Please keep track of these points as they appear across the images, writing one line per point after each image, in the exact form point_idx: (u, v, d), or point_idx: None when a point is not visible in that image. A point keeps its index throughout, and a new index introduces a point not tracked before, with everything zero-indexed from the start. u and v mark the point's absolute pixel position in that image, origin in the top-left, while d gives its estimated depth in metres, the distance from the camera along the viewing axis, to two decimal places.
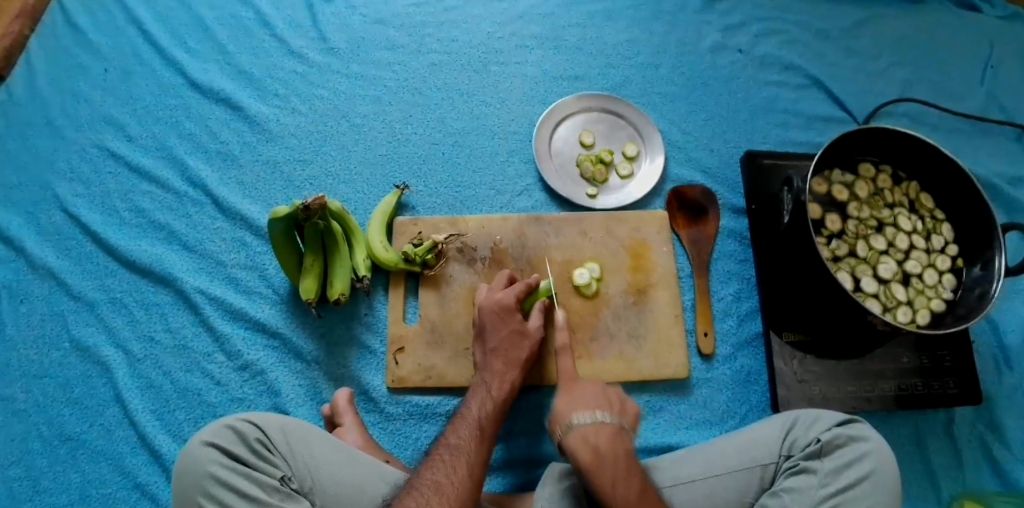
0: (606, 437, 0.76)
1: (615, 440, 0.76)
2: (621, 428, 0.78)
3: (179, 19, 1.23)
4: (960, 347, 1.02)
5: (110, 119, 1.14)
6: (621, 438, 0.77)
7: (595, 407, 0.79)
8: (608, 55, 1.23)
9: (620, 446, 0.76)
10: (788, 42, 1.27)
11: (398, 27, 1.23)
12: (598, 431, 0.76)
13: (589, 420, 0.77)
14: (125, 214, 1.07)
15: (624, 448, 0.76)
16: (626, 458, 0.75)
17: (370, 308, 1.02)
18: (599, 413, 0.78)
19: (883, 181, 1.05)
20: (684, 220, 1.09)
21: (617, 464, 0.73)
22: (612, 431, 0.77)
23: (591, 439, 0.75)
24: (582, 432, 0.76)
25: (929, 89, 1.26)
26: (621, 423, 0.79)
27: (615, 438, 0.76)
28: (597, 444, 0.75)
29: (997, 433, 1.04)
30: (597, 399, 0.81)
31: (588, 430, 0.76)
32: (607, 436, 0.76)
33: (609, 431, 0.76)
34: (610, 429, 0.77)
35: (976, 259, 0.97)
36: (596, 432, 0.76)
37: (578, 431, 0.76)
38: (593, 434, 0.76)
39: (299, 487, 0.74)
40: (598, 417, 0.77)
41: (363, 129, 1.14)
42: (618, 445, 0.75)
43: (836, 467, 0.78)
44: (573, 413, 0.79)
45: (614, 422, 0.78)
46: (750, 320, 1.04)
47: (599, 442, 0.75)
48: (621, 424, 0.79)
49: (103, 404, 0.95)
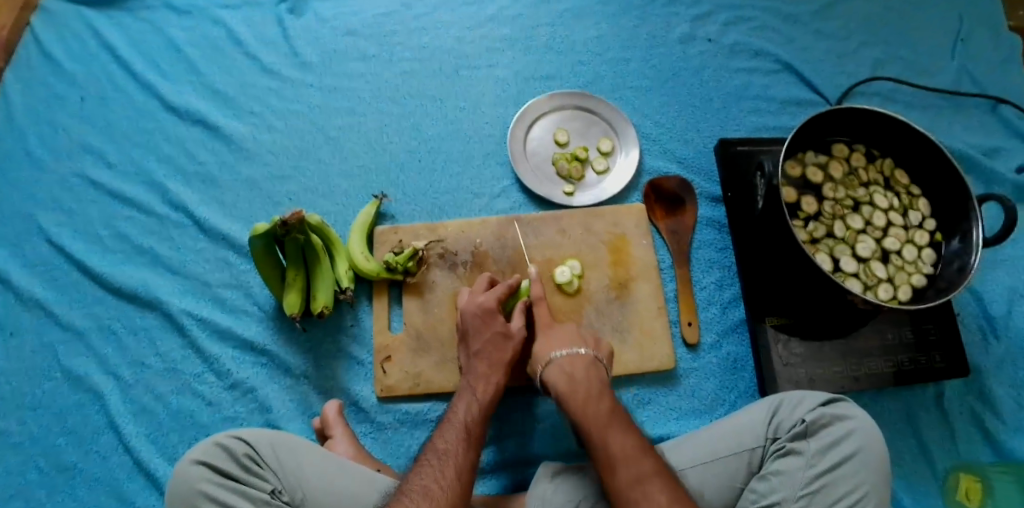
0: (581, 366, 0.84)
1: (590, 369, 0.84)
2: (596, 359, 0.86)
3: (152, 43, 1.24)
4: (943, 320, 1.03)
5: (89, 148, 1.15)
6: (596, 368, 0.85)
7: (572, 341, 0.88)
8: (579, 53, 1.24)
9: (594, 375, 0.84)
10: (757, 29, 1.28)
11: (368, 38, 1.24)
12: (574, 361, 0.85)
13: (565, 353, 0.86)
14: (108, 241, 1.08)
15: (598, 376, 0.84)
16: (600, 383, 0.83)
17: (355, 318, 1.02)
18: (575, 346, 0.87)
19: (857, 159, 1.05)
20: (662, 212, 1.10)
21: (590, 387, 0.81)
22: (586, 362, 0.85)
23: (567, 368, 0.84)
24: (559, 364, 0.85)
25: (900, 67, 1.27)
26: (597, 355, 0.87)
27: (590, 368, 0.85)
28: (573, 371, 0.84)
29: (987, 403, 1.04)
30: (574, 336, 0.89)
31: (564, 361, 0.85)
32: (582, 366, 0.84)
33: (583, 361, 0.85)
34: (585, 360, 0.85)
35: (954, 232, 0.98)
36: (571, 362, 0.85)
37: (555, 363, 0.85)
38: (569, 365, 0.84)
39: (290, 499, 0.74)
40: (573, 350, 0.86)
41: (339, 141, 1.15)
42: (592, 372, 0.84)
43: (821, 447, 0.79)
44: (550, 348, 0.87)
45: (589, 354, 0.86)
46: (733, 307, 1.05)
47: (574, 370, 0.84)
48: (596, 357, 0.87)
49: (97, 431, 0.95)
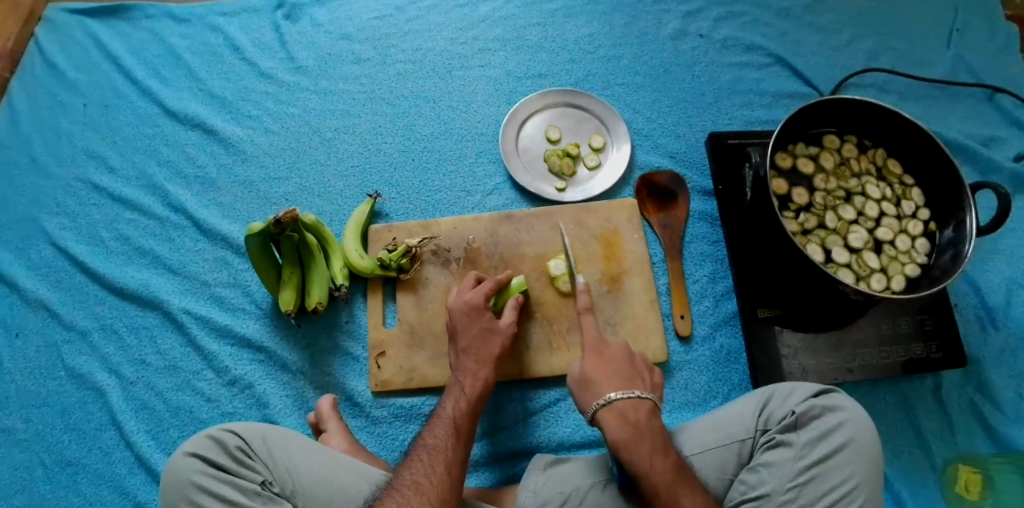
0: (644, 413, 0.77)
1: (652, 417, 0.77)
2: (654, 406, 0.79)
3: (152, 50, 1.27)
4: (939, 310, 1.02)
5: (92, 153, 1.18)
6: (655, 414, 0.78)
7: (630, 383, 0.80)
8: (570, 50, 1.25)
9: (655, 424, 0.77)
10: (748, 24, 1.28)
11: (362, 41, 1.26)
12: (637, 407, 0.77)
13: (625, 396, 0.77)
14: (111, 243, 1.11)
15: (660, 425, 0.77)
16: (663, 433, 0.76)
17: (350, 316, 1.04)
18: (634, 389, 0.79)
19: (848, 150, 1.05)
20: (653, 206, 1.11)
21: (656, 438, 0.74)
22: (648, 408, 0.78)
23: (629, 414, 0.76)
24: (620, 407, 0.77)
25: (894, 58, 1.26)
26: (656, 399, 0.80)
27: (651, 414, 0.77)
28: (635, 419, 0.76)
29: (986, 394, 1.03)
30: (630, 376, 0.81)
31: (626, 406, 0.77)
32: (644, 413, 0.77)
33: (646, 408, 0.77)
34: (647, 407, 0.78)
35: (948, 221, 0.97)
36: (635, 409, 0.77)
37: (614, 406, 0.77)
38: (632, 410, 0.76)
39: (281, 491, 0.75)
40: (633, 392, 0.78)
41: (334, 142, 1.17)
42: (655, 421, 0.77)
43: (810, 439, 0.78)
44: (608, 388, 0.79)
45: (649, 398, 0.79)
46: (726, 300, 1.05)
47: (637, 418, 0.76)
48: (655, 401, 0.80)
49: (100, 428, 0.98)
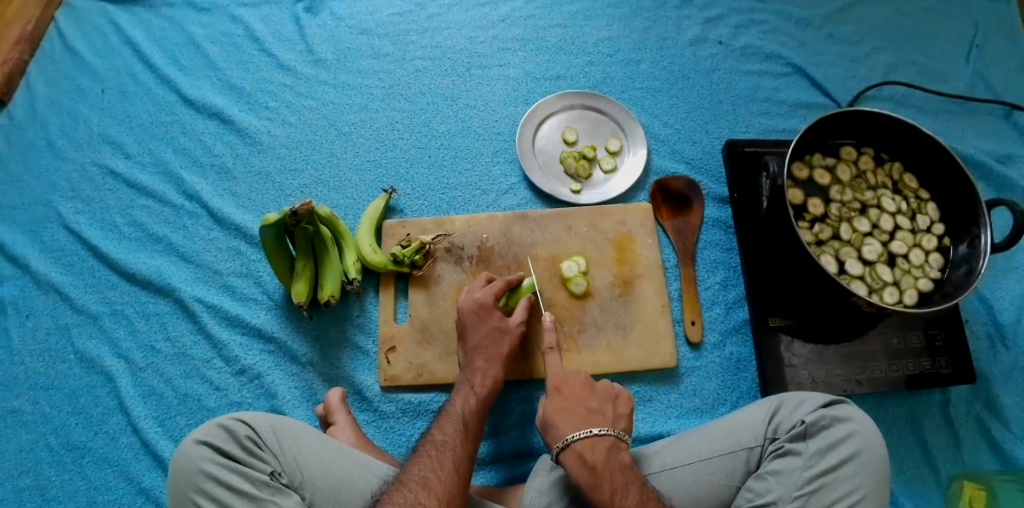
0: (604, 451, 0.77)
1: (612, 452, 0.77)
2: (617, 441, 0.79)
3: (172, 38, 1.27)
4: (951, 325, 1.02)
5: (109, 139, 1.18)
6: (618, 450, 0.78)
7: (588, 421, 0.81)
8: (589, 53, 1.25)
9: (616, 460, 0.77)
10: (768, 32, 1.28)
11: (382, 36, 1.26)
12: (594, 446, 0.77)
13: (583, 435, 0.78)
14: (124, 229, 1.11)
15: (622, 461, 0.77)
16: (625, 470, 0.76)
17: (361, 310, 1.04)
18: (593, 427, 0.80)
19: (865, 162, 1.05)
20: (668, 210, 1.11)
21: (615, 476, 0.75)
22: (608, 444, 0.78)
23: (586, 454, 0.76)
24: (578, 448, 0.77)
25: (913, 72, 1.26)
26: (618, 435, 0.80)
27: (612, 450, 0.78)
28: (594, 459, 0.76)
29: (994, 412, 1.03)
30: (592, 411, 0.82)
31: (585, 446, 0.77)
32: (603, 450, 0.77)
33: (604, 445, 0.78)
34: (607, 443, 0.78)
35: (962, 237, 0.97)
36: (592, 448, 0.77)
37: (573, 448, 0.77)
38: (589, 450, 0.77)
39: (289, 482, 0.75)
40: (592, 430, 0.79)
41: (351, 136, 1.17)
42: (615, 458, 0.77)
43: (819, 449, 0.78)
44: (567, 429, 0.80)
45: (610, 434, 0.79)
46: (737, 307, 1.05)
47: (595, 458, 0.76)
48: (618, 436, 0.80)
49: (107, 412, 0.98)
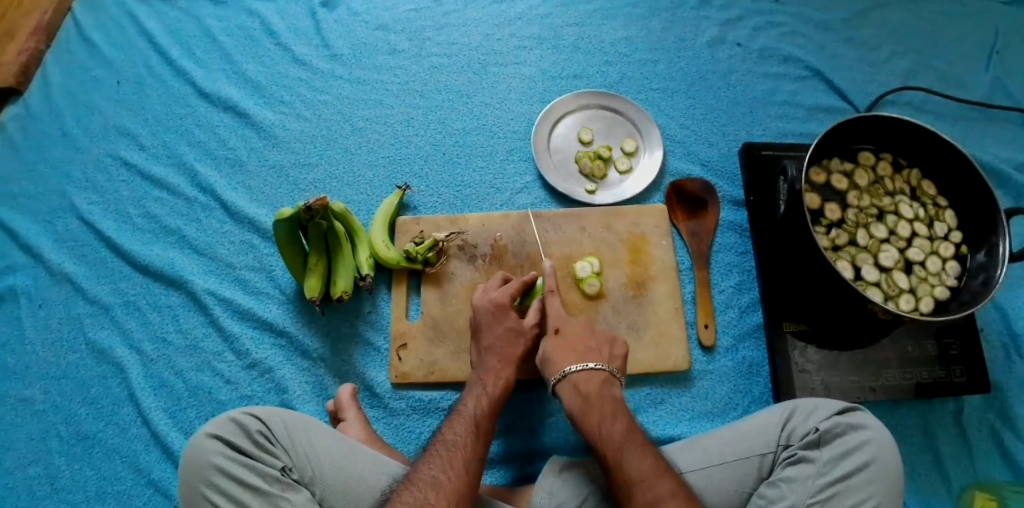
0: (597, 382, 0.83)
1: (605, 386, 0.82)
2: (611, 376, 0.85)
3: (188, 30, 1.27)
4: (967, 335, 1.00)
5: (123, 130, 1.18)
6: (610, 384, 0.84)
7: (586, 355, 0.86)
8: (606, 53, 1.24)
9: (608, 393, 0.82)
10: (786, 35, 1.27)
11: (398, 32, 1.26)
12: (589, 378, 0.83)
13: (580, 367, 0.84)
14: (138, 221, 1.11)
15: (613, 394, 0.82)
16: (615, 402, 0.81)
17: (373, 306, 1.04)
18: (589, 361, 0.85)
19: (883, 168, 1.04)
20: (683, 213, 1.10)
21: (605, 404, 0.80)
22: (601, 377, 0.83)
23: (580, 384, 0.82)
24: (574, 379, 0.83)
25: (931, 77, 1.25)
26: (612, 371, 0.85)
27: (605, 383, 0.83)
28: (587, 389, 0.82)
29: (1008, 422, 1.02)
30: (589, 348, 0.87)
31: (580, 378, 0.83)
32: (597, 383, 0.82)
33: (598, 378, 0.83)
34: (601, 377, 0.83)
35: (980, 245, 0.96)
36: (587, 379, 0.83)
37: (568, 378, 0.83)
38: (584, 382, 0.82)
39: (300, 478, 0.75)
40: (587, 364, 0.84)
41: (365, 132, 1.17)
42: (607, 390, 0.82)
43: (833, 457, 0.77)
44: (564, 361, 0.85)
45: (604, 369, 0.84)
46: (751, 311, 1.05)
47: (589, 388, 0.82)
48: (611, 372, 0.85)
49: (118, 403, 0.98)
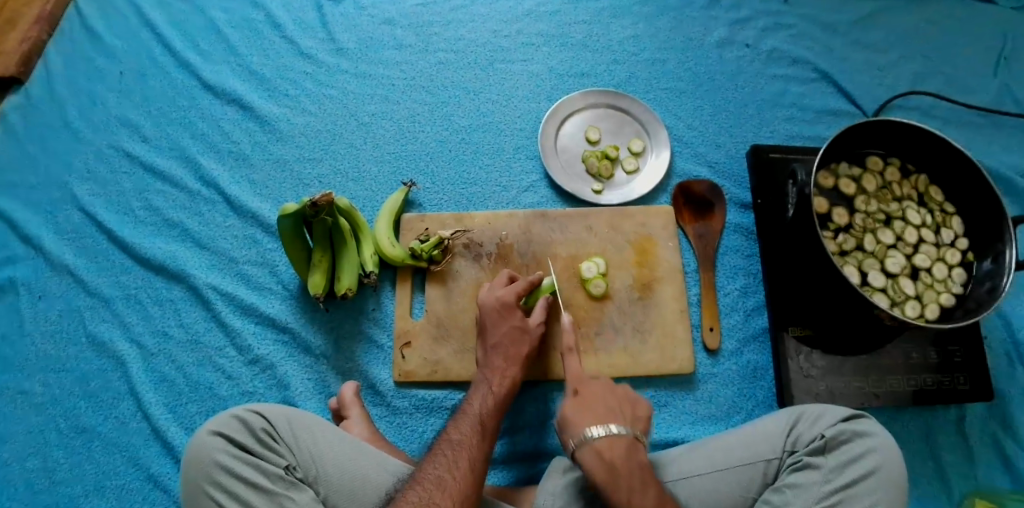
0: (622, 450, 0.74)
1: (630, 452, 0.75)
2: (635, 439, 0.77)
3: (192, 22, 1.25)
4: (971, 342, 1.00)
5: (126, 121, 1.17)
6: (636, 449, 0.76)
7: (608, 417, 0.78)
8: (615, 51, 1.23)
9: (634, 460, 0.74)
10: (796, 36, 1.26)
11: (405, 27, 1.24)
12: (613, 445, 0.74)
13: (603, 433, 0.75)
14: (139, 213, 1.10)
15: (639, 461, 0.74)
16: (643, 470, 0.73)
17: (377, 304, 1.03)
18: (612, 424, 0.77)
19: (892, 173, 1.04)
20: (690, 214, 1.10)
21: (633, 476, 0.72)
22: (626, 443, 0.75)
23: (605, 451, 0.74)
24: (597, 447, 0.74)
25: (940, 82, 1.25)
26: (636, 434, 0.77)
27: (630, 450, 0.75)
28: (612, 457, 0.73)
29: (1009, 429, 1.02)
30: (612, 408, 0.79)
31: (603, 444, 0.74)
32: (622, 449, 0.74)
33: (623, 445, 0.75)
34: (626, 442, 0.75)
35: (987, 253, 0.96)
36: (611, 447, 0.74)
37: (591, 446, 0.75)
38: (608, 449, 0.74)
39: (304, 476, 0.75)
40: (611, 429, 0.76)
41: (371, 127, 1.16)
42: (633, 457, 0.74)
43: (838, 464, 0.77)
44: (586, 425, 0.77)
45: (628, 433, 0.76)
46: (756, 315, 1.04)
47: (614, 457, 0.73)
48: (635, 435, 0.77)
49: (118, 397, 0.97)
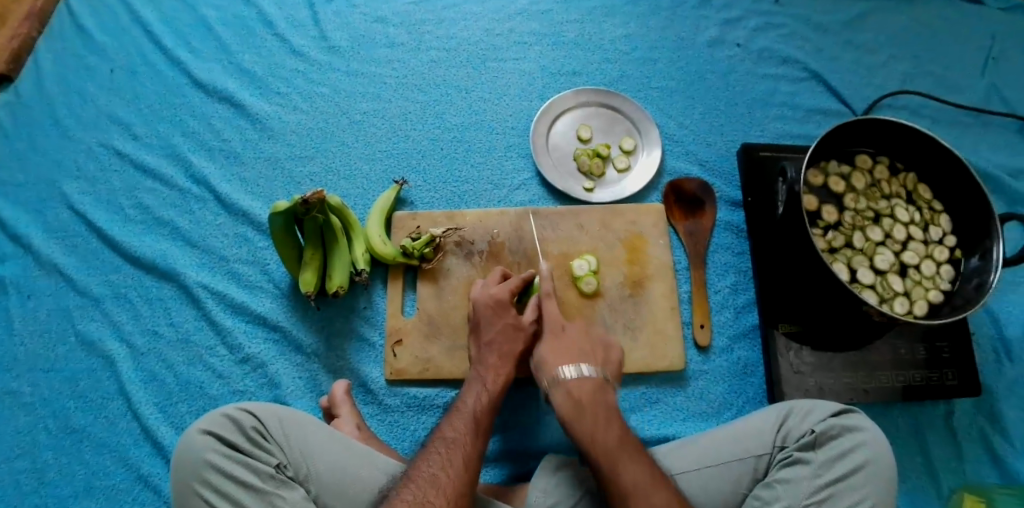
0: (590, 388, 0.81)
1: (598, 391, 0.81)
2: (605, 381, 0.83)
3: (183, 19, 1.25)
4: (959, 339, 1.01)
5: (116, 119, 1.16)
6: (604, 389, 0.82)
7: (580, 360, 0.84)
8: (606, 50, 1.24)
9: (601, 399, 0.80)
10: (786, 36, 1.27)
11: (397, 25, 1.25)
12: (582, 383, 0.81)
13: (574, 373, 0.82)
14: (130, 212, 1.09)
15: (606, 399, 0.80)
16: (608, 406, 0.79)
17: (369, 301, 1.03)
18: (583, 365, 0.83)
19: (880, 171, 1.04)
20: (681, 212, 1.10)
21: (598, 411, 0.78)
22: (595, 383, 0.81)
23: (574, 389, 0.80)
24: (567, 385, 0.81)
25: (928, 82, 1.26)
26: (605, 376, 0.83)
27: (598, 389, 0.81)
28: (580, 394, 0.80)
29: (997, 425, 1.03)
30: (584, 352, 0.86)
31: (573, 383, 0.81)
32: (590, 388, 0.81)
33: (591, 383, 0.81)
34: (594, 382, 0.82)
35: (974, 250, 0.97)
36: (580, 385, 0.81)
37: (562, 383, 0.81)
38: (577, 387, 0.81)
39: (295, 475, 0.74)
40: (581, 370, 0.82)
41: (363, 125, 1.16)
42: (600, 396, 0.80)
43: (828, 458, 0.77)
44: (558, 366, 0.84)
45: (597, 374, 0.83)
46: (747, 312, 1.05)
47: (582, 394, 0.80)
48: (604, 377, 0.83)
49: (107, 397, 0.97)
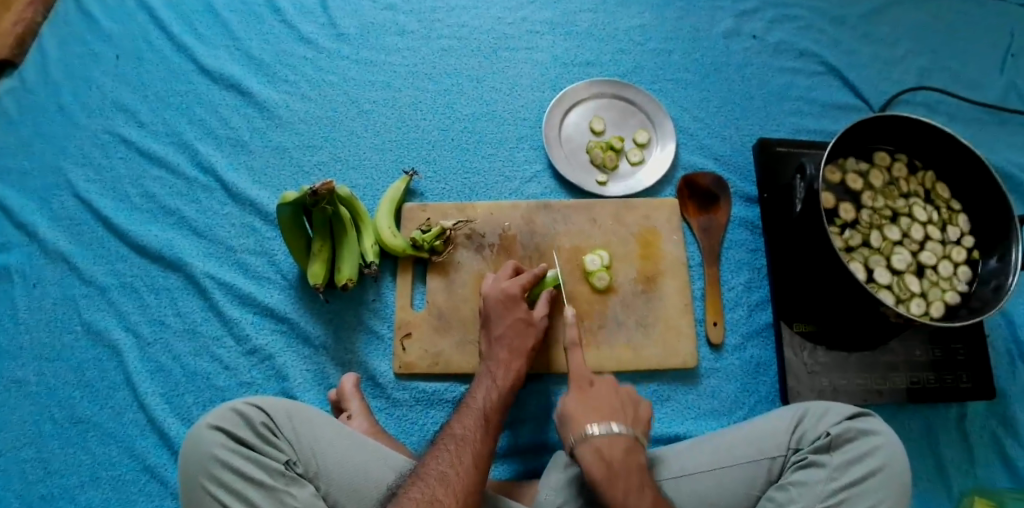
0: (621, 449, 0.75)
1: (629, 453, 0.75)
2: (635, 440, 0.77)
3: (190, 4, 1.23)
4: (974, 341, 1.00)
5: (122, 105, 1.14)
6: (635, 449, 0.76)
7: (610, 417, 0.78)
8: (621, 40, 1.22)
9: (633, 460, 0.75)
10: (803, 29, 1.25)
11: (407, 13, 1.22)
12: (613, 444, 0.75)
13: (604, 432, 0.76)
14: (136, 200, 1.08)
15: (638, 462, 0.75)
16: (641, 471, 0.74)
17: (378, 294, 1.02)
18: (612, 422, 0.77)
19: (898, 169, 1.02)
20: (694, 207, 1.09)
21: (631, 477, 0.72)
22: (626, 443, 0.75)
23: (604, 449, 0.74)
24: (596, 444, 0.75)
25: (947, 77, 1.23)
26: (635, 433, 0.77)
27: (630, 449, 0.75)
28: (610, 457, 0.74)
29: (1009, 428, 1.02)
30: (614, 409, 0.80)
31: (603, 443, 0.75)
32: (622, 449, 0.75)
33: (622, 444, 0.75)
34: (625, 442, 0.76)
35: (993, 251, 0.95)
36: (610, 446, 0.75)
37: (591, 442, 0.75)
38: (607, 447, 0.74)
39: (304, 471, 0.74)
40: (611, 427, 0.76)
41: (372, 115, 1.14)
42: (632, 458, 0.74)
43: (844, 462, 0.76)
44: (586, 424, 0.77)
45: (628, 432, 0.77)
46: (760, 310, 1.03)
47: (613, 455, 0.74)
48: (635, 435, 0.77)
49: (113, 387, 0.96)
